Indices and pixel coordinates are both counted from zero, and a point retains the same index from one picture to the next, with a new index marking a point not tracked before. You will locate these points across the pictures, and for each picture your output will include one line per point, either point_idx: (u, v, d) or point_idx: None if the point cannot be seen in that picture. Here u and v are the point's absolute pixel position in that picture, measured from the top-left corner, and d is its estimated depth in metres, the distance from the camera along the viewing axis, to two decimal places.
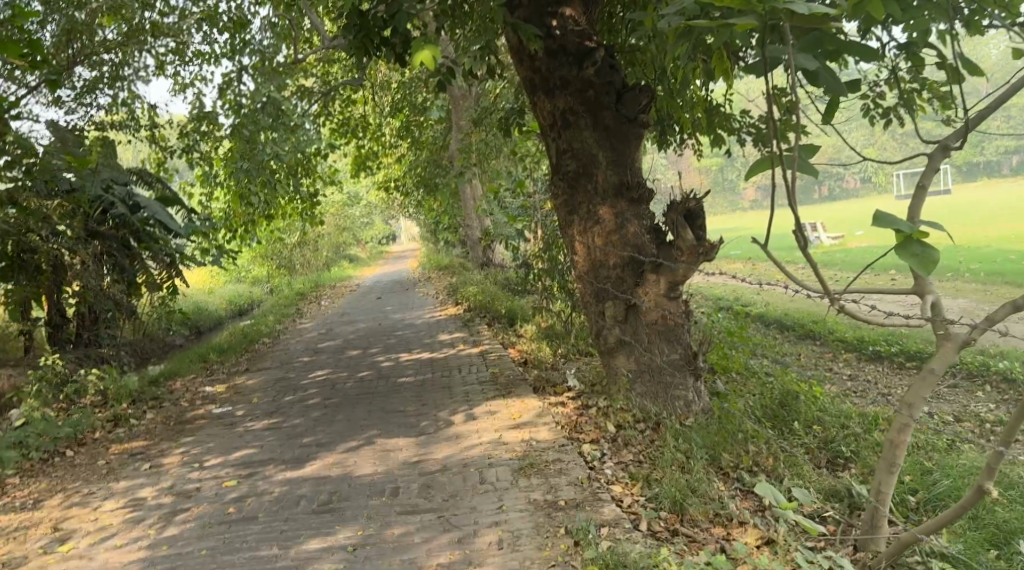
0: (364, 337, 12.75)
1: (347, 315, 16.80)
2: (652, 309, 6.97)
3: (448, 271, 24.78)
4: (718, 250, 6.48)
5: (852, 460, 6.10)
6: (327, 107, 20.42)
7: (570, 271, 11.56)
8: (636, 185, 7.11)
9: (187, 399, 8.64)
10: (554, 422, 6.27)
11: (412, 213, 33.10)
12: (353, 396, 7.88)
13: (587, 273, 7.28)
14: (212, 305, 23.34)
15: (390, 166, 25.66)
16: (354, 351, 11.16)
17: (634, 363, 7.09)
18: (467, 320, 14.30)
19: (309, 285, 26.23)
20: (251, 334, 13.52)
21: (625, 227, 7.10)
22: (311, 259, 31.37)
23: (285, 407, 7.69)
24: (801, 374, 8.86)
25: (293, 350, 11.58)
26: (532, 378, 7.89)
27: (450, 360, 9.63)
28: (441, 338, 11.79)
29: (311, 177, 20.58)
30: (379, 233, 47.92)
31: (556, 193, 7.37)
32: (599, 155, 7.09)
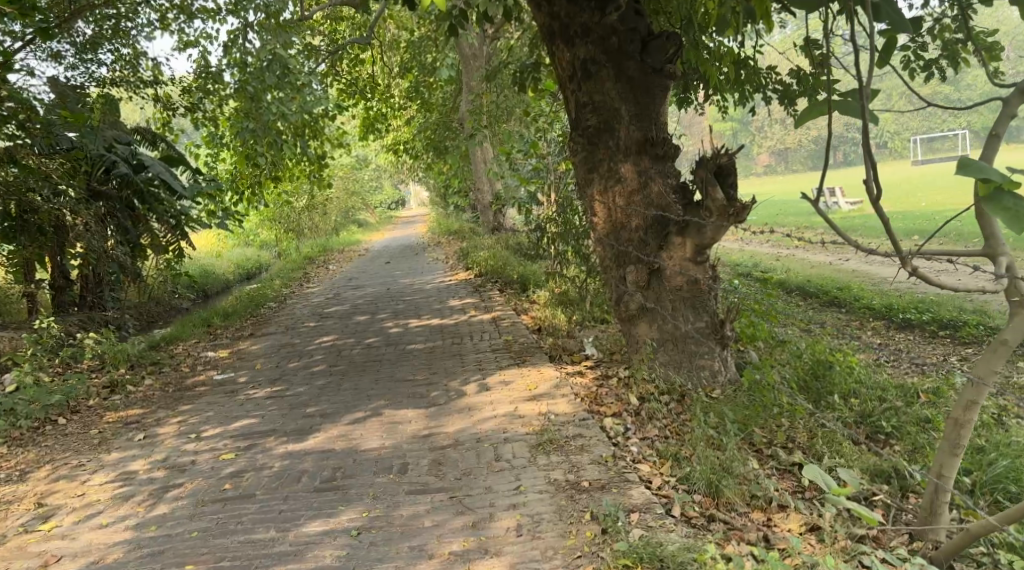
0: (372, 302, 12.40)
1: (356, 279, 16.45)
2: (677, 274, 6.54)
3: (459, 236, 24.40)
4: (750, 211, 6.01)
5: (893, 436, 5.69)
6: (335, 66, 19.90)
7: (586, 235, 11.14)
8: (661, 141, 6.62)
9: (188, 365, 8.33)
10: (573, 394, 5.88)
11: (423, 177, 32.62)
12: (359, 363, 7.52)
13: (607, 235, 6.84)
14: (219, 269, 23.09)
15: (400, 128, 25.17)
16: (362, 316, 10.80)
17: (657, 331, 6.68)
18: (478, 285, 13.91)
19: (318, 249, 25.90)
20: (257, 298, 13.20)
21: (649, 186, 6.64)
22: (320, 223, 31.02)
23: (288, 374, 7.34)
24: (830, 343, 8.42)
25: (299, 314, 11.26)
26: (548, 346, 7.50)
27: (461, 326, 9.26)
28: (452, 303, 11.41)
29: (319, 139, 20.13)
30: (389, 197, 47.52)
31: (574, 150, 6.90)
32: (622, 108, 6.61)
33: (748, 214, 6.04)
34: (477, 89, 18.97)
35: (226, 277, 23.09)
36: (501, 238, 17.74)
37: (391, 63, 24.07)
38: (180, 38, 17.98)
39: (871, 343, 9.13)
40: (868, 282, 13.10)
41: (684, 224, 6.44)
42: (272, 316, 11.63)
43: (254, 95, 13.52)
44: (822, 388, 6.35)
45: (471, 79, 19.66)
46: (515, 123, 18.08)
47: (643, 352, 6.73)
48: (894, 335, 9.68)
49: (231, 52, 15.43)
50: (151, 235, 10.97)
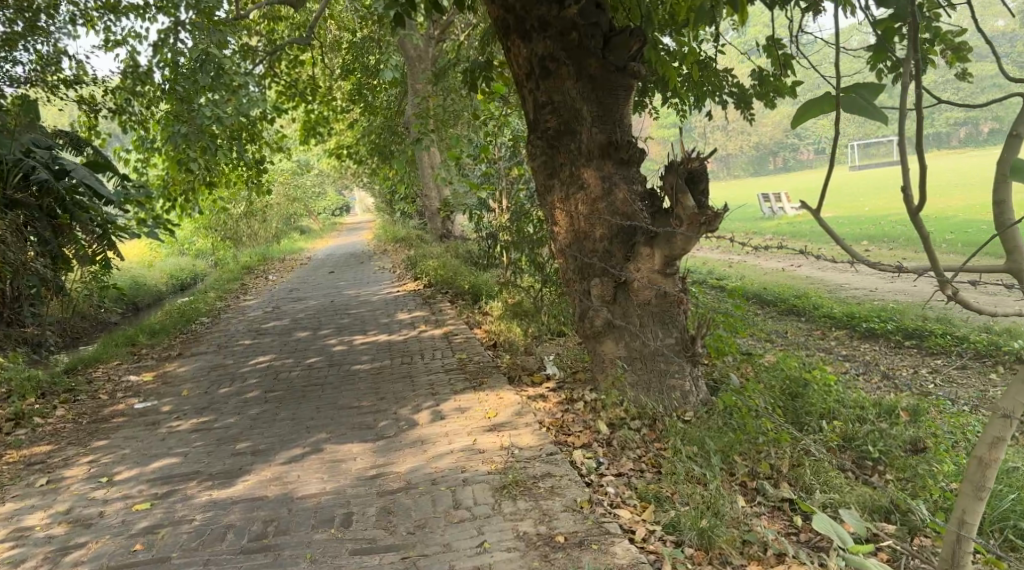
0: (313, 315, 11.77)
1: (296, 290, 15.80)
2: (644, 288, 6.00)
3: (405, 243, 23.76)
4: (723, 219, 5.50)
5: (881, 463, 5.23)
6: (274, 68, 19.15)
7: (540, 244, 10.64)
8: (625, 144, 6.11)
9: (106, 392, 7.79)
10: (537, 422, 5.35)
11: (367, 182, 31.88)
12: (298, 387, 6.93)
13: (569, 246, 6.30)
14: (149, 281, 22.25)
15: (343, 132, 24.41)
16: (302, 332, 10.19)
17: (625, 350, 6.13)
18: (425, 296, 13.34)
19: (256, 257, 25.08)
20: (188, 314, 12.51)
21: (613, 192, 6.13)
22: (259, 230, 30.14)
23: (218, 403, 6.73)
24: (800, 356, 7.97)
25: (232, 332, 10.64)
26: (505, 365, 6.96)
27: (409, 343, 8.69)
28: (397, 316, 10.84)
29: (258, 143, 19.37)
30: (333, 203, 46.64)
31: (532, 154, 6.37)
32: (583, 109, 6.10)
33: (720, 222, 5.52)
34: (422, 92, 18.35)
35: (158, 289, 22.25)
36: (449, 247, 17.17)
37: (333, 65, 23.30)
38: (109, 38, 17.11)
39: (837, 355, 8.71)
40: (824, 288, 12.77)
41: (652, 233, 5.91)
42: (204, 334, 10.97)
43: (186, 97, 12.73)
44: (804, 408, 5.87)
45: (415, 82, 19.04)
46: (462, 127, 17.51)
47: (609, 373, 6.19)
48: (858, 344, 9.31)
49: (161, 53, 14.65)
50: (76, 246, 9.98)
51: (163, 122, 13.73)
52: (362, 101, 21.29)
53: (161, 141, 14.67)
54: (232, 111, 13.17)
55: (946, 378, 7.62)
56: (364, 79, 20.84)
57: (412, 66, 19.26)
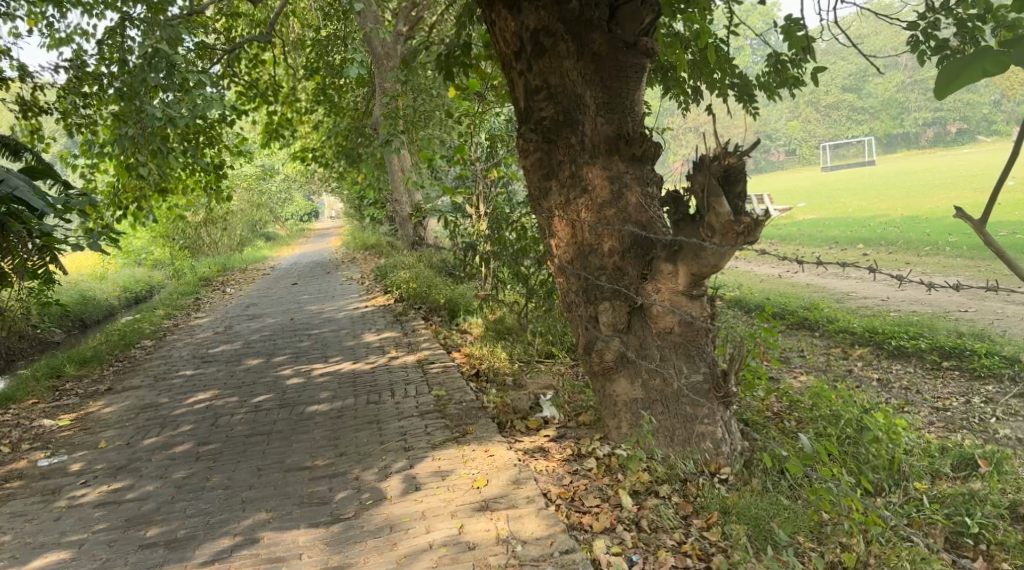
0: (268, 337, 10.55)
1: (253, 305, 14.62)
2: (663, 311, 4.71)
3: (375, 252, 22.63)
4: (765, 227, 4.25)
5: (985, 542, 4.35)
6: (232, 67, 17.89)
7: (522, 256, 9.56)
8: (639, 138, 4.87)
9: (13, 442, 6.64)
10: (542, 496, 4.31)
11: (334, 187, 30.48)
12: (238, 438, 5.78)
13: (571, 262, 5.04)
14: (100, 294, 20.90)
15: (308, 135, 23.18)
16: (253, 360, 9.00)
17: (641, 390, 4.82)
18: (394, 312, 12.13)
19: (215, 267, 23.71)
20: (128, 338, 11.28)
21: (624, 195, 4.89)
22: (222, 239, 28.71)
23: (139, 460, 5.58)
24: (828, 382, 6.92)
25: (175, 362, 9.47)
26: (493, 406, 5.71)
27: (376, 371, 7.59)
28: (363, 338, 9.65)
29: (217, 147, 18.09)
30: (302, 209, 45.10)
31: (523, 149, 5.09)
32: (587, 96, 4.87)
33: (762, 231, 4.27)
34: (391, 91, 17.10)
35: (110, 303, 20.89)
36: (422, 256, 15.95)
37: (297, 63, 21.96)
38: (52, 34, 15.75)
39: (867, 379, 7.57)
40: (830, 298, 11.67)
41: (673, 245, 4.65)
42: (143, 363, 9.75)
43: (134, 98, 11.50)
44: (865, 457, 4.79)
45: (383, 79, 17.78)
46: (433, 128, 16.37)
47: (621, 419, 4.86)
48: (886, 366, 8.10)
49: (107, 48, 13.36)
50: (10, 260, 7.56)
51: (113, 125, 12.49)
52: (327, 102, 20.02)
53: (108, 146, 13.43)
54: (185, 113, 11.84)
55: (999, 408, 6.62)
56: (329, 78, 19.57)
57: (379, 64, 17.95)
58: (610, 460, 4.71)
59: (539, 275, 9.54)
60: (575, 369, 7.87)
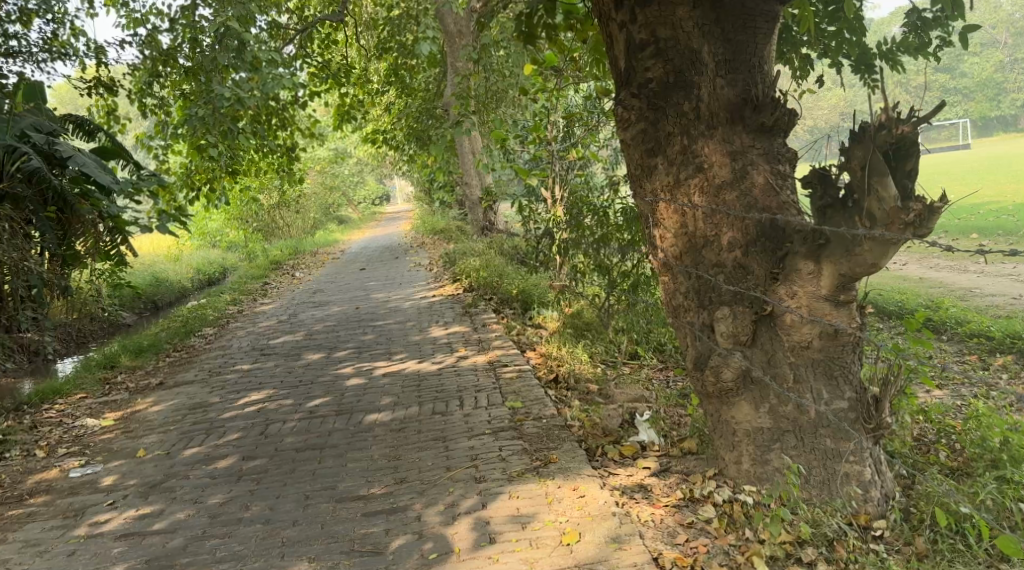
0: (331, 328, 9.91)
1: (320, 291, 14.11)
2: (798, 320, 3.77)
3: (446, 236, 22.00)
4: (943, 215, 3.28)
5: None
6: (305, 47, 17.44)
7: (605, 246, 8.71)
8: (770, 105, 3.95)
9: (52, 444, 6.14)
10: (651, 563, 3.57)
11: (405, 170, 29.94)
12: (287, 452, 5.10)
13: (678, 257, 4.13)
14: (174, 276, 20.75)
15: (380, 116, 22.62)
16: (314, 354, 8.36)
17: (768, 418, 3.88)
18: (464, 301, 11.38)
19: (288, 250, 23.47)
20: (189, 326, 10.80)
21: (748, 175, 3.97)
22: (295, 221, 28.48)
23: (176, 475, 4.93)
24: (973, 399, 5.89)
25: (233, 354, 8.94)
26: (579, 427, 4.86)
27: (443, 371, 6.87)
28: (430, 331, 8.92)
29: (289, 128, 17.69)
30: (374, 192, 44.85)
31: (623, 120, 4.21)
32: (704, 52, 3.98)
33: (938, 220, 3.31)
34: (464, 70, 16.31)
35: (183, 284, 20.73)
36: (494, 242, 15.17)
37: (369, 44, 21.37)
38: (128, 13, 15.44)
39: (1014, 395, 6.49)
40: (953, 295, 10.45)
41: (815, 237, 3.70)
42: (201, 354, 9.20)
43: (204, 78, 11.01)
44: None
45: (456, 57, 16.97)
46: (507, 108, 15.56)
47: (741, 452, 3.94)
48: None
49: (179, 26, 12.96)
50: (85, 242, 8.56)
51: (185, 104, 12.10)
52: (399, 83, 19.38)
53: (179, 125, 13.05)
54: (254, 93, 11.28)
55: None
56: (400, 58, 18.92)
57: (450, 41, 17.06)
58: (734, 509, 3.85)
59: (623, 266, 8.66)
60: (666, 375, 6.98)
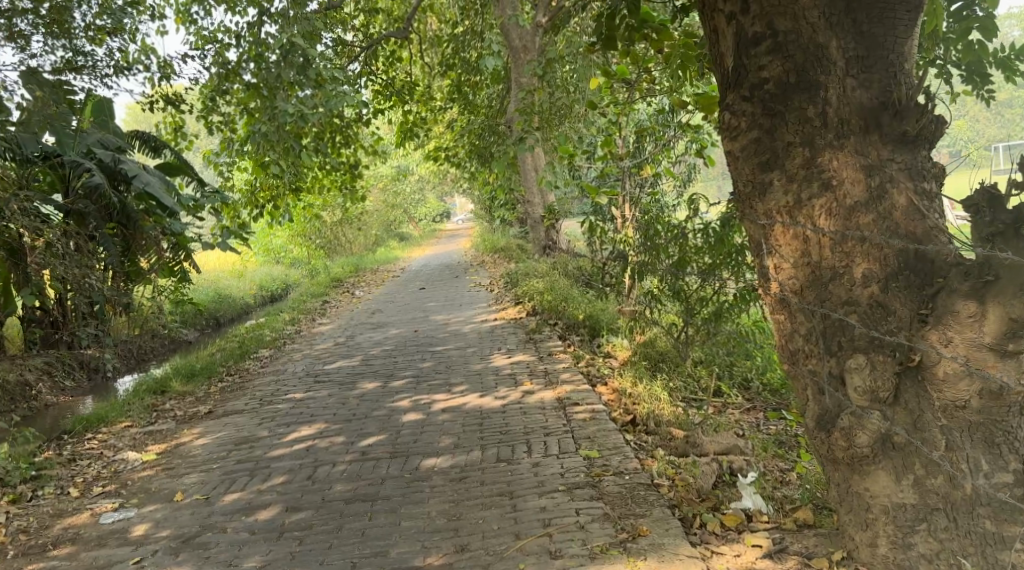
0: (389, 353, 9.40)
1: (380, 311, 13.70)
2: (954, 374, 3.14)
3: (507, 255, 21.51)
4: None
5: None
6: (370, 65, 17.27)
7: (685, 271, 8.04)
8: (914, 110, 3.31)
9: (89, 479, 5.70)
10: None
11: (467, 188, 29.61)
12: (335, 503, 4.51)
13: (798, 291, 3.52)
14: (237, 292, 20.62)
15: (443, 134, 22.29)
16: (370, 382, 7.84)
17: (912, 494, 3.23)
18: (528, 325, 10.78)
19: (349, 268, 23.26)
20: (245, 347, 10.40)
21: (887, 196, 3.33)
22: (356, 238, 28.30)
23: (213, 527, 4.43)
24: None
25: (286, 379, 8.48)
26: (670, 488, 4.24)
27: (508, 407, 6.28)
28: (493, 359, 8.34)
29: (352, 145, 17.45)
30: (435, 209, 44.75)
31: (730, 128, 3.61)
32: (831, 48, 3.38)
33: None
34: (528, 85, 15.85)
35: (245, 301, 20.57)
36: (558, 262, 14.58)
37: (433, 60, 21.07)
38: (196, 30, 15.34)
39: None
40: None
41: (980, 273, 3.05)
42: (254, 379, 8.76)
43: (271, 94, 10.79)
44: None
45: (520, 73, 16.52)
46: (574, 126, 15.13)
47: (876, 532, 3.32)
48: None
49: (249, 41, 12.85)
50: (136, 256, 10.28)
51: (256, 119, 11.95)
52: (462, 100, 19.00)
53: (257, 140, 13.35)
54: (318, 109, 11.01)
55: None
56: (464, 75, 18.55)
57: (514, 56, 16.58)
58: None
59: (703, 293, 8.00)
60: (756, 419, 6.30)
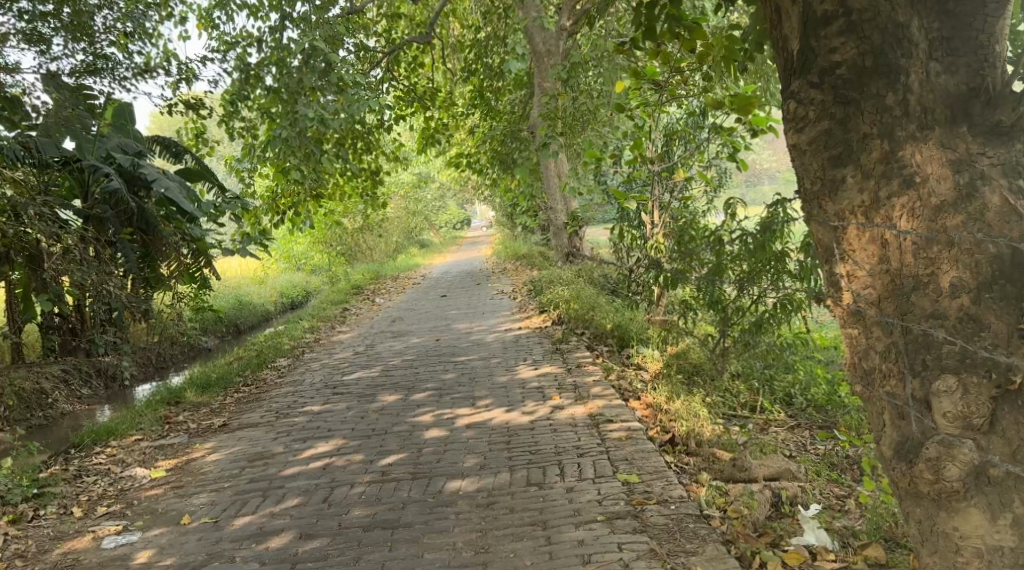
0: (412, 362, 9.07)
1: (401, 319, 13.38)
2: None
3: (529, 263, 21.14)
4: None
5: None
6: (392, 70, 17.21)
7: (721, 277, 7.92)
8: (1008, 98, 3.02)
9: (94, 498, 5.38)
10: None
11: (488, 195, 29.29)
12: (353, 531, 4.17)
13: (876, 303, 3.23)
14: (257, 299, 20.37)
15: (465, 139, 22.00)
16: (392, 395, 7.49)
17: (1013, 535, 2.98)
18: (554, 334, 10.42)
19: (369, 275, 22.97)
20: (262, 356, 10.09)
21: (978, 195, 3.03)
22: (377, 245, 28.02)
23: (221, 556, 4.10)
24: None
25: (304, 390, 8.14)
26: (722, 523, 3.94)
27: (537, 424, 5.91)
28: (520, 370, 7.99)
29: (373, 150, 17.20)
30: (455, 217, 44.45)
31: (797, 118, 3.34)
32: (914, 26, 3.13)
33: None
34: (552, 90, 15.50)
35: (266, 308, 20.33)
36: (584, 270, 14.20)
37: (455, 66, 20.80)
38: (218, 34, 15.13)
39: None
40: None
41: None
42: (272, 389, 8.44)
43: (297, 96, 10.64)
44: None
45: (543, 78, 16.12)
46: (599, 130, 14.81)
47: None
48: None
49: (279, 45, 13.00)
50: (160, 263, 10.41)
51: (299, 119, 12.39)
52: (484, 106, 18.70)
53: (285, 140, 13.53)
54: None
55: None
56: (485, 80, 18.27)
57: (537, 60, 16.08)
58: None
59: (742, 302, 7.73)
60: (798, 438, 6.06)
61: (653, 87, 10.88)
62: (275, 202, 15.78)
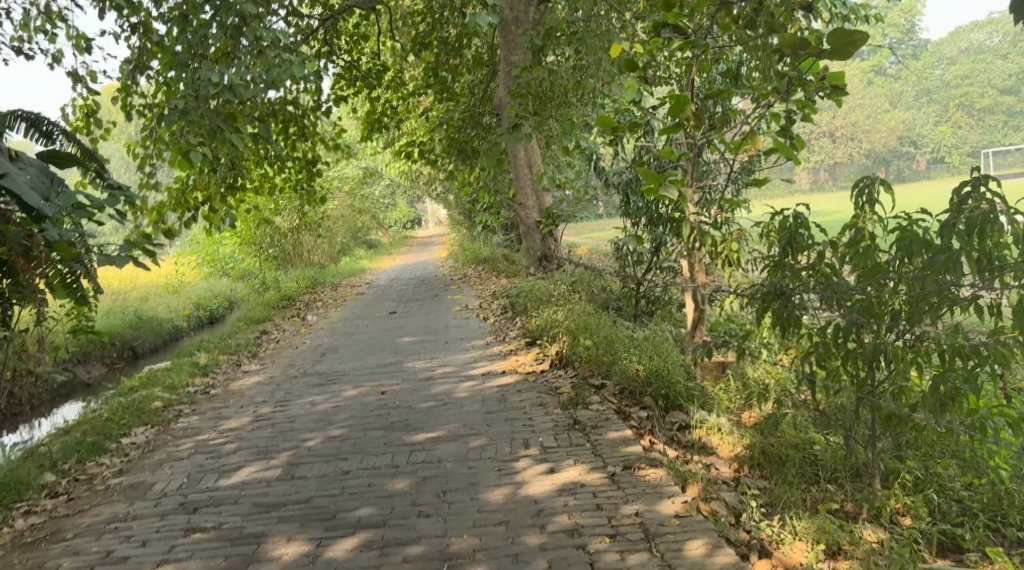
0: (337, 444, 5.56)
1: (334, 350, 9.84)
2: None
3: (494, 269, 17.64)
4: None
5: None
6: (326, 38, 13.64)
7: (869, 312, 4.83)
8: None
9: None
10: None
11: (446, 191, 25.63)
12: None
13: None
14: (162, 313, 16.54)
15: (417, 126, 18.39)
16: (290, 534, 4.18)
17: None
18: (559, 387, 6.90)
19: (304, 282, 19.25)
20: (103, 428, 6.38)
21: None
22: (319, 247, 24.05)
23: None
24: None
25: (142, 508, 4.73)
26: None
27: None
28: (525, 479, 4.65)
29: (306, 134, 13.56)
30: (403, 215, 40.60)
31: None
32: None
33: None
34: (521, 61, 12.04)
35: (174, 323, 16.48)
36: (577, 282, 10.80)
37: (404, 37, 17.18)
38: None
39: None
40: None
41: None
42: (97, 502, 4.96)
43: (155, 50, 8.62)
44: None
45: (511, 50, 12.53)
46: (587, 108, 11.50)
47: None
48: None
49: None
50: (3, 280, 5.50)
51: (208, 84, 9.09)
52: (436, 85, 15.10)
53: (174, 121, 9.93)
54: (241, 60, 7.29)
55: None
56: (441, 52, 14.75)
57: (503, 29, 12.49)
58: None
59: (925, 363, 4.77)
60: None
61: (674, 34, 6.88)
62: (183, 195, 11.86)
